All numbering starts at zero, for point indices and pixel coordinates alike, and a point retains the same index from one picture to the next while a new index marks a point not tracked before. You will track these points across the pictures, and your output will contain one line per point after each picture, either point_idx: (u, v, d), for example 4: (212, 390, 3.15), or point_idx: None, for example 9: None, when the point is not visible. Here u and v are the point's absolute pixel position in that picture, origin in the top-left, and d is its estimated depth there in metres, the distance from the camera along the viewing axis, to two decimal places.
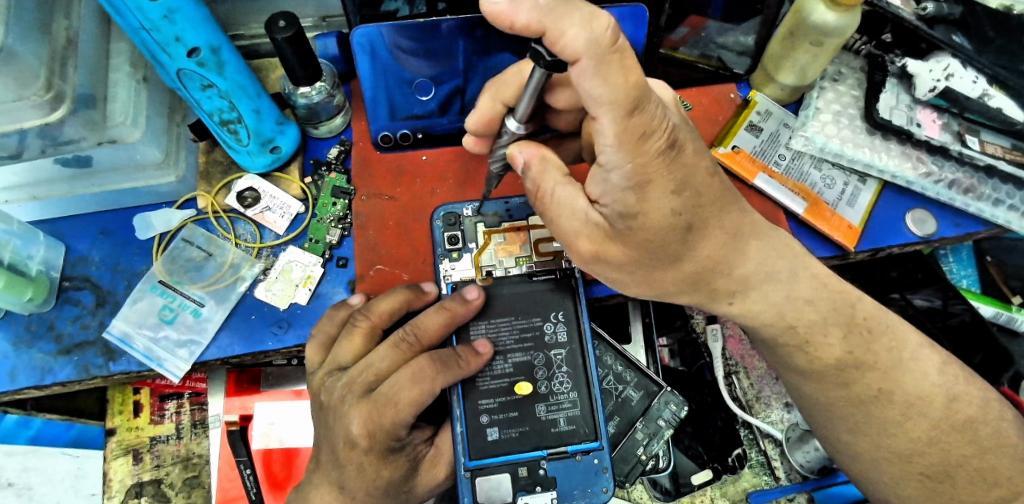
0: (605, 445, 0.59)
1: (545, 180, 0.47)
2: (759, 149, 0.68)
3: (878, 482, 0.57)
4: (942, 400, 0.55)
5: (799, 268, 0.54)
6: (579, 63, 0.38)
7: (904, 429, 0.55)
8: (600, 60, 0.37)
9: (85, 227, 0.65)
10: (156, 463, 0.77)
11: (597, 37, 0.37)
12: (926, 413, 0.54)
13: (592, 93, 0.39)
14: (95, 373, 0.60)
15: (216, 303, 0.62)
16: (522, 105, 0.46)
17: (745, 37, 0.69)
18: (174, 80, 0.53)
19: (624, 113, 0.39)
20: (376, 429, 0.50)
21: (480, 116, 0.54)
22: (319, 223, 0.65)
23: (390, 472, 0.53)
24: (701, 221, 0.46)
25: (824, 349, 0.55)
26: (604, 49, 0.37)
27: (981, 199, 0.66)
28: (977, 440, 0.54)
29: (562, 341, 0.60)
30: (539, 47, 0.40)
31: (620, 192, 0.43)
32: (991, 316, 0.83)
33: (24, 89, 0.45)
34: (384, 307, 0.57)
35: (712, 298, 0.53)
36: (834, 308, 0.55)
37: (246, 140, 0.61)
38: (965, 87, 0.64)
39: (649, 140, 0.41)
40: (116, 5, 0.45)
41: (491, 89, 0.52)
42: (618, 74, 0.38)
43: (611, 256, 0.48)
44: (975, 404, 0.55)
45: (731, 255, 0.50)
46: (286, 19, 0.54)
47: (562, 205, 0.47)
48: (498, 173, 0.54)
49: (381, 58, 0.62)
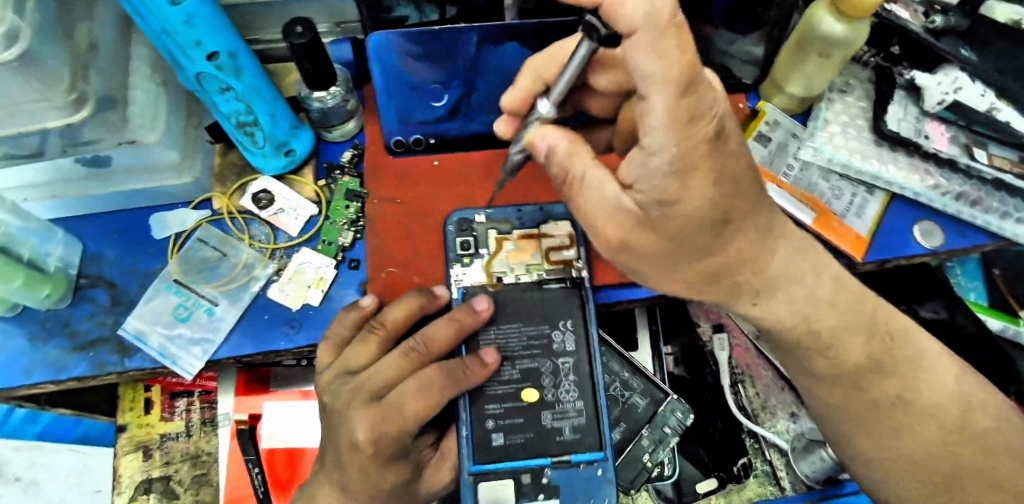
0: (609, 455, 0.58)
1: (575, 160, 0.45)
2: (767, 159, 0.68)
3: (884, 484, 0.56)
4: (954, 411, 0.54)
5: (822, 270, 0.52)
6: (634, 34, 0.35)
7: (915, 434, 0.54)
8: (653, 36, 0.34)
9: (102, 225, 0.67)
10: (165, 460, 0.77)
11: (656, 10, 0.34)
12: (939, 421, 0.54)
13: (643, 70, 0.36)
14: (109, 370, 0.61)
15: (228, 303, 0.63)
16: (560, 85, 0.47)
17: (752, 47, 0.70)
18: (192, 83, 0.54)
19: (677, 92, 0.36)
20: (383, 436, 0.52)
21: (519, 94, 0.55)
22: (332, 225, 0.66)
23: (392, 478, 0.55)
24: (738, 215, 0.44)
25: (847, 351, 0.54)
26: (662, 23, 0.34)
27: (988, 211, 0.66)
28: (988, 447, 0.52)
29: (570, 350, 0.60)
30: (593, 20, 0.40)
31: (660, 178, 0.40)
32: (999, 329, 0.83)
33: (48, 91, 0.46)
34: (397, 315, 0.58)
35: (736, 296, 0.50)
36: (857, 313, 0.53)
37: (261, 142, 0.62)
38: (973, 100, 0.64)
39: (698, 123, 0.38)
40: (138, 9, 0.46)
41: (530, 69, 0.54)
42: (675, 50, 0.35)
43: (637, 246, 0.45)
44: (989, 414, 0.54)
45: (763, 258, 0.48)
46: (303, 25, 0.54)
47: (591, 191, 0.45)
48: (515, 164, 0.53)
49: (390, 62, 0.63)
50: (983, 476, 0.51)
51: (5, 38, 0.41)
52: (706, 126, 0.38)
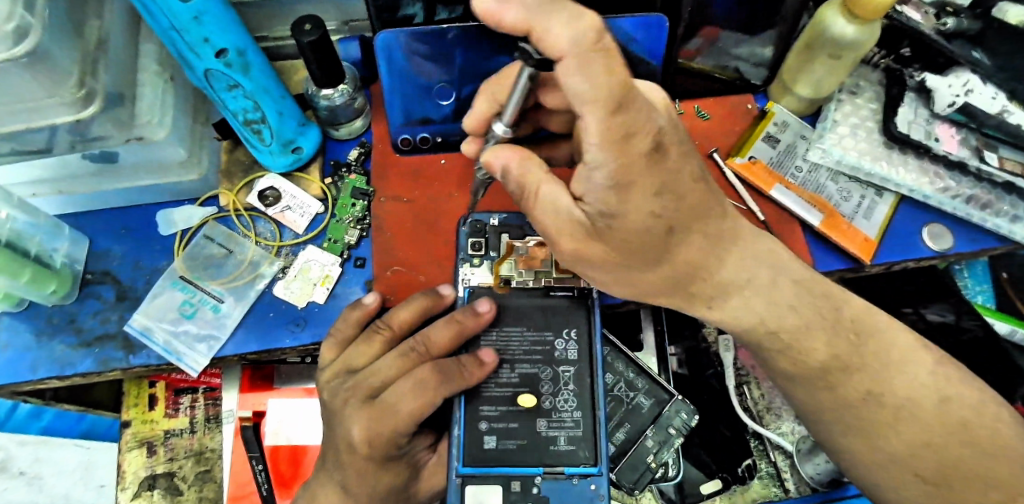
0: (604, 470, 0.55)
1: (529, 178, 0.47)
2: (775, 160, 0.68)
3: (874, 479, 0.54)
4: (931, 403, 0.52)
5: (777, 274, 0.54)
6: (562, 61, 0.37)
7: (896, 431, 0.52)
8: (581, 60, 0.36)
9: (110, 222, 0.67)
10: (169, 456, 0.77)
11: (582, 37, 0.36)
12: (920, 416, 0.51)
13: (575, 91, 0.37)
14: (115, 366, 0.61)
15: (234, 300, 0.63)
16: (509, 108, 0.47)
17: (761, 48, 0.69)
18: (200, 80, 0.54)
19: (606, 113, 0.37)
20: (376, 436, 0.52)
21: (475, 117, 0.55)
22: (338, 223, 0.66)
23: (390, 479, 0.55)
24: (681, 225, 0.46)
25: (810, 352, 0.53)
26: (586, 47, 0.36)
27: (999, 214, 0.66)
28: (975, 442, 0.50)
29: (572, 359, 0.58)
30: (529, 48, 0.42)
31: (602, 192, 0.42)
32: (1007, 333, 0.82)
33: (56, 87, 0.46)
34: (403, 318, 0.58)
35: (689, 302, 0.53)
36: (817, 314, 0.54)
37: (268, 140, 0.62)
38: (984, 103, 0.64)
39: (633, 140, 0.40)
40: (148, 6, 0.46)
41: (486, 92, 0.53)
42: (603, 74, 0.36)
43: (591, 255, 0.48)
44: (968, 405, 0.52)
45: (711, 262, 0.50)
46: (312, 23, 0.55)
47: (545, 207, 0.47)
48: (482, 181, 0.55)
49: (396, 63, 0.61)
50: (970, 466, 0.50)
51: (14, 34, 0.41)
52: (646, 143, 0.40)
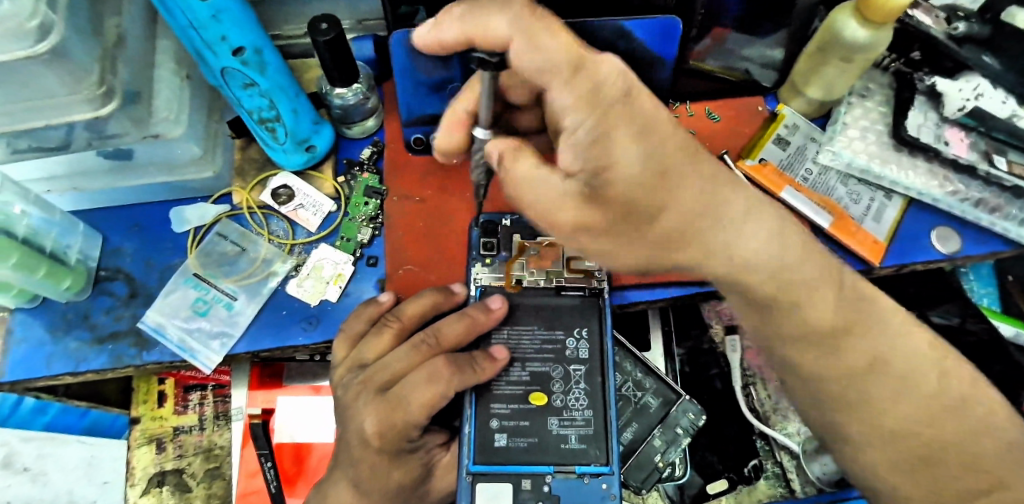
0: (616, 469, 0.55)
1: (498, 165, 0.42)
2: (785, 162, 0.69)
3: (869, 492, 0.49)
4: (906, 397, 0.45)
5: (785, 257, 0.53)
6: (510, 43, 0.44)
7: (873, 420, 0.45)
8: (527, 28, 0.43)
9: (123, 220, 0.67)
10: (178, 453, 0.78)
11: (518, 14, 0.43)
12: (911, 395, 0.45)
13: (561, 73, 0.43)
14: (128, 362, 0.61)
15: (247, 298, 0.63)
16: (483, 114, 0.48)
17: (770, 50, 0.70)
18: (216, 78, 0.54)
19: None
20: (389, 428, 0.52)
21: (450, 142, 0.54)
22: (350, 222, 0.66)
23: (401, 474, 0.55)
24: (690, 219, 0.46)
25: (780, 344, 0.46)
26: (527, 20, 0.43)
27: (1006, 218, 0.66)
28: (968, 425, 0.45)
29: (583, 357, 0.58)
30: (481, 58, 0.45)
31: (579, 151, 0.43)
32: (1012, 335, 0.82)
33: (75, 84, 0.47)
34: (414, 310, 0.59)
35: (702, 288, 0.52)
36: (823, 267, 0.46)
37: (282, 138, 0.62)
38: (994, 106, 0.65)
39: None
40: (167, 3, 0.46)
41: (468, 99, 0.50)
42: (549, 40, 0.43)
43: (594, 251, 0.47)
44: (943, 397, 0.45)
45: None
46: (327, 22, 0.55)
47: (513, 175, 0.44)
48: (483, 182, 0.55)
49: (404, 64, 0.57)
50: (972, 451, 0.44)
51: (36, 31, 0.41)
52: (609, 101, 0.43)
